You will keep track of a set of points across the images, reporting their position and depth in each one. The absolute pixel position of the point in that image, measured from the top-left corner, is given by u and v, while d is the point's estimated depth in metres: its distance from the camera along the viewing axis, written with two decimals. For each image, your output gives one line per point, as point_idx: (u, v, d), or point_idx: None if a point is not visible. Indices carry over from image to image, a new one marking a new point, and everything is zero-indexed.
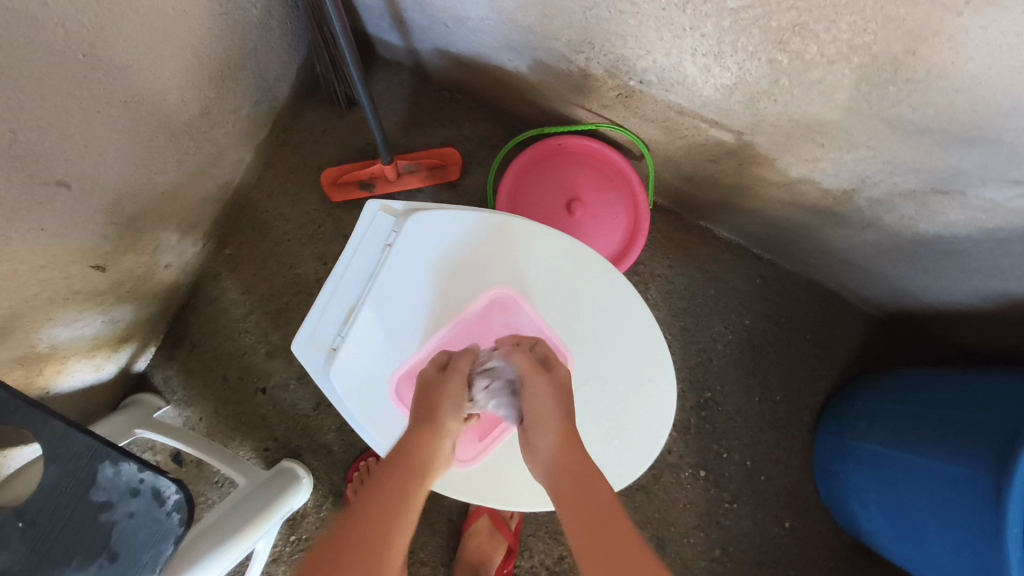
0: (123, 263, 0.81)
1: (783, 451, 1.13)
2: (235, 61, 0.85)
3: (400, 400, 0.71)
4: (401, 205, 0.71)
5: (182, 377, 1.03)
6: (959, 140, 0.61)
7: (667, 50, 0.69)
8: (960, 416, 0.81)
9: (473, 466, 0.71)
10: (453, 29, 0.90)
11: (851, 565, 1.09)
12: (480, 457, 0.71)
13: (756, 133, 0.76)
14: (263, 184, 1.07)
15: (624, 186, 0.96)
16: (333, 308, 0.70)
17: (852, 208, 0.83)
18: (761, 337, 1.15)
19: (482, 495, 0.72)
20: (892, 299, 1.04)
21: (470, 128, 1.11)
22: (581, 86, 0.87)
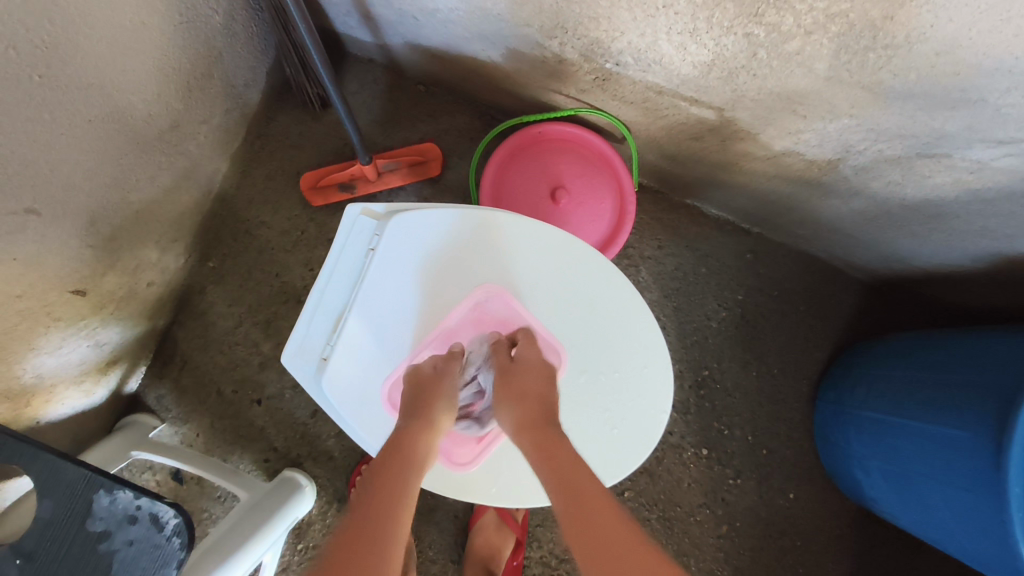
0: (104, 285, 0.79)
1: (783, 423, 1.13)
2: (201, 70, 0.83)
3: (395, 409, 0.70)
4: (382, 207, 0.70)
5: (175, 395, 1.01)
6: (941, 103, 0.60)
7: (641, 30, 0.68)
8: (955, 377, 0.81)
9: (473, 468, 0.71)
10: (422, 22, 0.88)
11: (856, 530, 1.10)
12: (477, 461, 0.71)
13: (737, 109, 0.75)
14: (243, 193, 1.05)
15: (607, 170, 0.95)
16: (321, 317, 0.68)
17: (838, 177, 0.82)
18: (754, 311, 1.14)
19: (485, 496, 0.71)
20: (882, 264, 1.03)
21: (447, 121, 1.09)
22: (557, 72, 0.86)
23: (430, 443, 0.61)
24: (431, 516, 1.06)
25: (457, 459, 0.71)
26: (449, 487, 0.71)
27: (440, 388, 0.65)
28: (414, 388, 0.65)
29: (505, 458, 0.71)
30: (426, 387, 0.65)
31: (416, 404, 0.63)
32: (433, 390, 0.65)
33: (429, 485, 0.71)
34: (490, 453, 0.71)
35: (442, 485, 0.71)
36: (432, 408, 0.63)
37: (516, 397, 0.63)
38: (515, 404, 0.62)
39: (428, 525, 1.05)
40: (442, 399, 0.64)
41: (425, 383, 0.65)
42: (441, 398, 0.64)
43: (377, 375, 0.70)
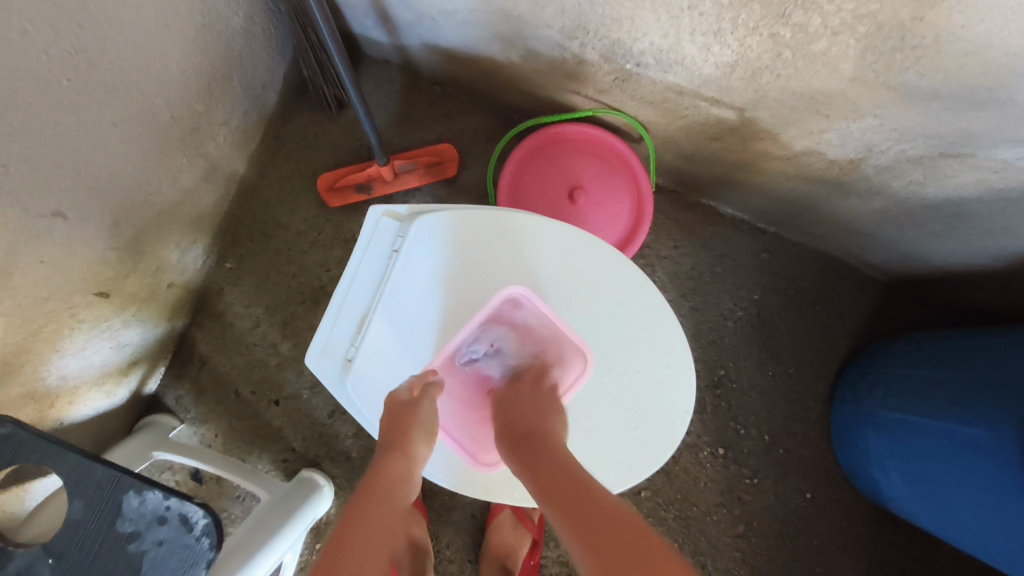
0: (126, 287, 0.80)
1: (800, 422, 1.13)
2: (222, 72, 0.83)
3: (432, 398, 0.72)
4: (404, 208, 0.70)
5: (193, 395, 1.02)
6: (967, 103, 0.60)
7: (664, 31, 0.68)
8: (975, 377, 0.81)
9: (496, 469, 0.71)
10: (441, 23, 0.88)
11: (872, 531, 1.10)
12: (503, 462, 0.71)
13: (758, 109, 0.75)
14: (260, 194, 1.05)
15: (624, 170, 0.95)
16: (345, 318, 0.69)
17: (860, 176, 0.82)
18: (770, 311, 1.14)
19: (508, 497, 0.71)
20: (900, 263, 1.03)
21: (463, 122, 1.09)
22: (576, 73, 0.86)
23: (409, 475, 0.62)
24: (449, 516, 1.06)
25: (482, 459, 0.71)
26: (475, 486, 0.71)
27: (416, 415, 0.64)
28: (391, 417, 0.65)
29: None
30: (404, 414, 0.64)
31: (395, 434, 0.63)
32: (410, 418, 0.64)
33: (454, 486, 0.72)
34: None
35: (466, 485, 0.71)
36: (409, 439, 0.63)
37: (507, 430, 0.65)
38: (508, 434, 0.65)
39: (445, 525, 1.06)
40: (419, 431, 0.64)
41: (401, 409, 0.65)
42: (418, 427, 0.64)
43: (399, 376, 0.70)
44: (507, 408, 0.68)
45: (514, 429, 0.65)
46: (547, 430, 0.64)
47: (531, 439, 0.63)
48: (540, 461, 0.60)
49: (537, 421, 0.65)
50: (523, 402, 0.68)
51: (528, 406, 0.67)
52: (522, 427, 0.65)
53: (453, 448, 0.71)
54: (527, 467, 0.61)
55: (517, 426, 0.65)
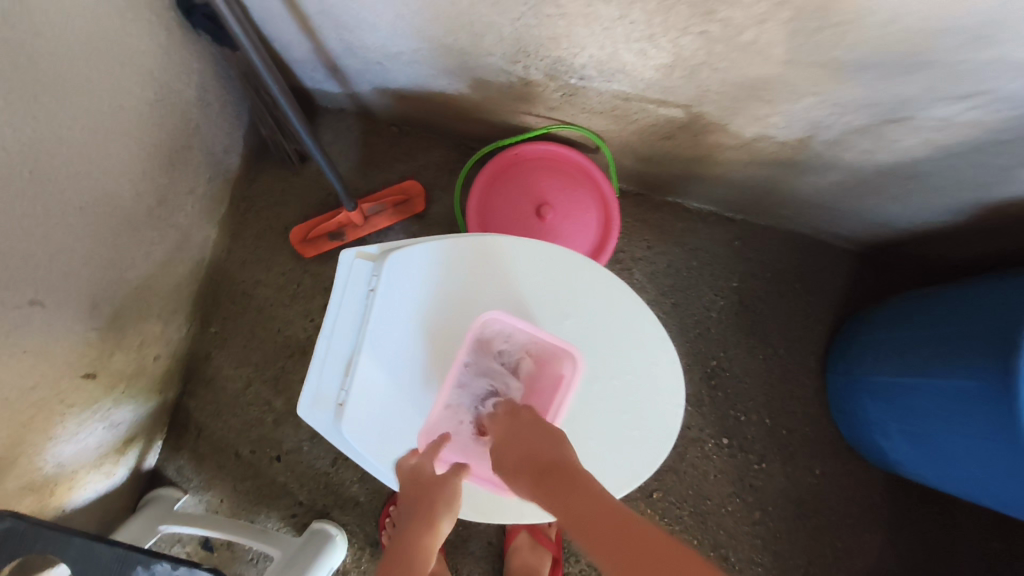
0: (112, 365, 0.80)
1: (797, 401, 1.14)
2: (182, 142, 0.85)
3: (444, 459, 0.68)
4: (376, 248, 0.71)
5: (194, 464, 1.01)
6: (897, 70, 0.62)
7: (600, 44, 0.70)
8: (957, 330, 0.83)
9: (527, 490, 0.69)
10: (389, 65, 0.91)
11: (886, 497, 1.11)
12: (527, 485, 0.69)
13: (703, 103, 0.78)
14: (235, 255, 1.06)
15: (587, 181, 0.98)
16: (332, 363, 0.70)
17: (811, 153, 0.84)
18: (751, 296, 1.16)
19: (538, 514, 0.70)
20: (868, 231, 1.06)
21: (425, 157, 1.11)
22: (525, 94, 0.88)
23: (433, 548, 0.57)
24: (466, 547, 1.05)
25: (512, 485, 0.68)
26: (492, 512, 0.70)
27: (440, 489, 0.61)
28: (416, 492, 0.62)
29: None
30: (430, 487, 0.61)
31: (415, 509, 0.60)
32: (431, 489, 0.61)
33: (480, 516, 0.70)
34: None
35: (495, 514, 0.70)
36: (432, 512, 0.59)
37: (519, 462, 0.58)
38: (520, 469, 0.58)
39: (464, 556, 1.05)
40: (440, 502, 0.60)
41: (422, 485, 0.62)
42: (439, 500, 0.60)
43: (395, 414, 0.70)
44: (515, 438, 0.61)
45: (528, 458, 0.58)
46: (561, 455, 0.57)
47: (548, 470, 0.55)
48: (556, 497, 0.53)
49: (552, 447, 0.58)
50: (530, 431, 0.61)
51: (543, 437, 0.60)
52: (532, 456, 0.58)
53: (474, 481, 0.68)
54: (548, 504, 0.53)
55: (530, 457, 0.58)
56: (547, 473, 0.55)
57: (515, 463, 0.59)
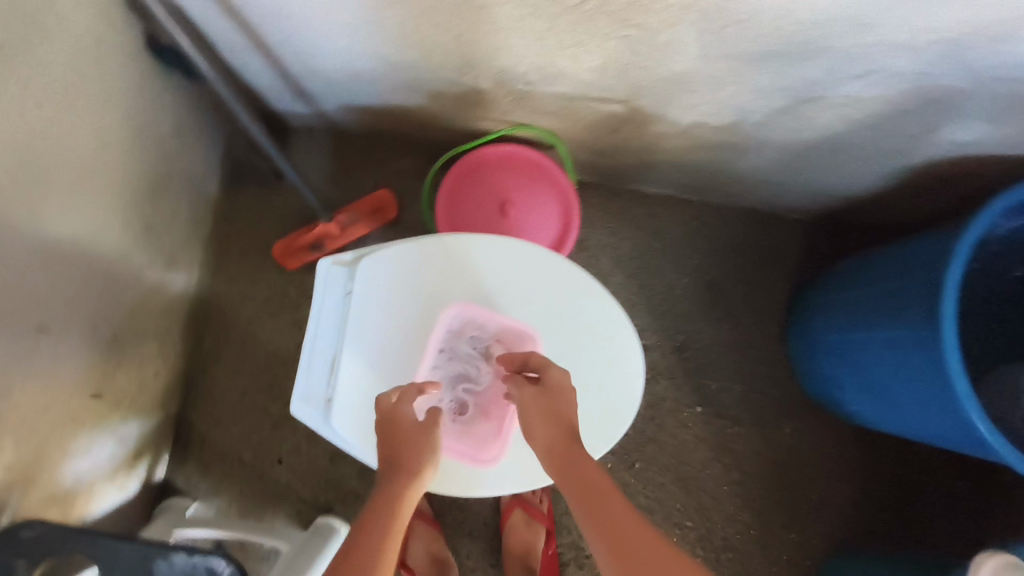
0: (117, 384, 0.86)
1: (763, 366, 1.21)
2: (162, 173, 0.91)
3: None
4: (349, 255, 0.78)
5: (201, 473, 1.07)
6: (799, 56, 0.69)
7: (536, 52, 0.77)
8: (893, 285, 0.90)
9: (503, 459, 0.76)
10: (349, 84, 0.97)
11: (852, 448, 1.18)
12: (501, 455, 0.76)
13: (638, 98, 0.85)
14: (222, 274, 1.12)
15: (546, 176, 1.05)
16: (318, 364, 0.76)
17: (744, 135, 0.91)
18: (712, 271, 1.23)
19: (521, 481, 0.76)
20: (812, 201, 1.13)
21: (393, 166, 1.18)
22: (478, 101, 0.95)
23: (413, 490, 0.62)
24: (464, 528, 1.12)
25: (487, 456, 0.76)
26: (476, 485, 0.75)
27: (423, 436, 0.64)
28: (395, 435, 0.64)
29: (523, 444, 0.76)
30: (410, 435, 0.64)
31: (398, 452, 0.63)
32: (412, 436, 0.64)
33: (465, 491, 0.76)
34: (510, 444, 0.76)
35: (482, 486, 0.75)
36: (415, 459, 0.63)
37: (538, 423, 0.66)
38: (539, 428, 0.66)
39: (463, 537, 1.12)
40: (421, 448, 0.63)
41: (403, 428, 0.64)
42: (420, 446, 0.63)
43: None
44: (543, 401, 0.66)
45: (551, 422, 0.65)
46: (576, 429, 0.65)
47: (569, 446, 0.63)
48: (567, 464, 0.62)
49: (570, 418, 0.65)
50: (555, 395, 0.67)
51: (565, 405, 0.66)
52: (553, 419, 0.65)
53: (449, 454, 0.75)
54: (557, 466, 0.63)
55: (551, 420, 0.65)
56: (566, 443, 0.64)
57: (534, 422, 0.66)
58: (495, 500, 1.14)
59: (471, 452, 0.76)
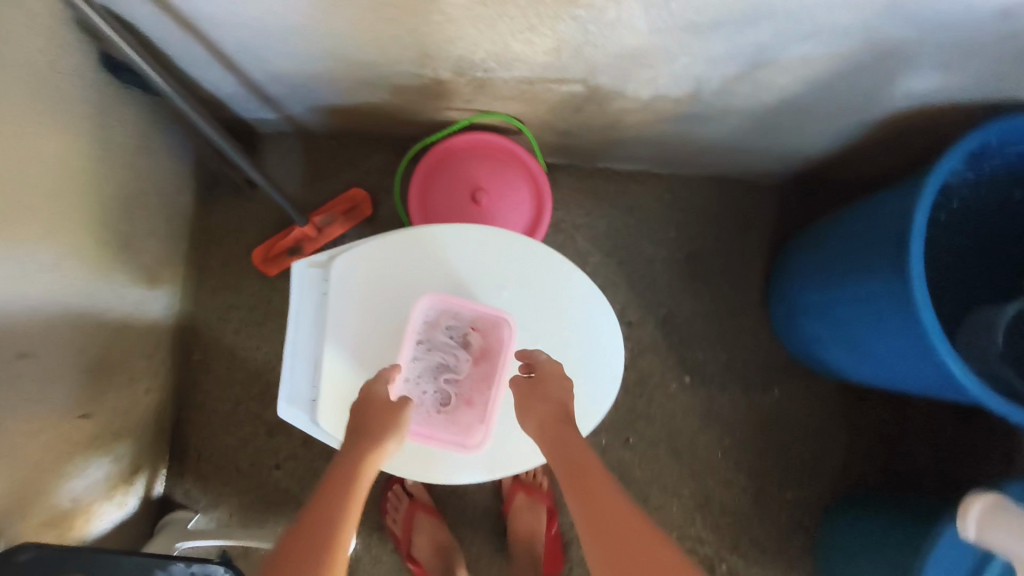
0: (108, 404, 0.88)
1: (747, 331, 1.23)
2: (134, 191, 0.91)
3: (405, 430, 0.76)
4: (323, 256, 0.79)
5: (200, 485, 1.09)
6: (748, 22, 0.70)
7: (491, 39, 0.78)
8: (863, 239, 0.91)
9: (487, 445, 0.77)
10: (312, 87, 0.97)
11: (841, 403, 1.20)
12: (486, 440, 0.77)
13: (597, 76, 0.85)
14: (204, 286, 1.13)
15: (516, 162, 1.05)
16: (301, 365, 0.78)
17: (705, 104, 0.92)
18: (690, 242, 1.24)
19: (508, 465, 0.77)
20: (781, 164, 1.14)
21: (365, 165, 1.18)
22: (441, 93, 0.95)
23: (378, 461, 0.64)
24: (465, 516, 1.14)
25: (472, 442, 0.77)
26: (467, 472, 0.77)
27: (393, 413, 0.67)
28: (366, 412, 0.67)
29: (510, 427, 0.77)
30: (380, 412, 0.67)
31: (366, 426, 0.66)
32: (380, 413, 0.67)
33: (457, 478, 0.77)
34: (494, 429, 0.77)
35: (471, 472, 0.77)
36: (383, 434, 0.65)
37: (529, 404, 0.67)
38: (530, 409, 0.67)
39: (465, 525, 1.13)
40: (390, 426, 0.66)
41: (374, 405, 0.68)
42: (388, 422, 0.66)
43: None
44: (534, 386, 0.68)
45: (541, 403, 0.67)
46: (565, 408, 0.66)
47: (561, 424, 0.65)
48: (557, 440, 0.63)
49: (560, 400, 0.67)
50: (546, 380, 0.69)
51: (554, 388, 0.68)
52: (543, 400, 0.67)
53: (434, 443, 0.76)
54: (548, 444, 0.64)
55: (540, 400, 0.67)
56: (556, 421, 0.65)
57: (525, 403, 0.68)
58: (495, 487, 1.16)
59: (456, 441, 0.77)
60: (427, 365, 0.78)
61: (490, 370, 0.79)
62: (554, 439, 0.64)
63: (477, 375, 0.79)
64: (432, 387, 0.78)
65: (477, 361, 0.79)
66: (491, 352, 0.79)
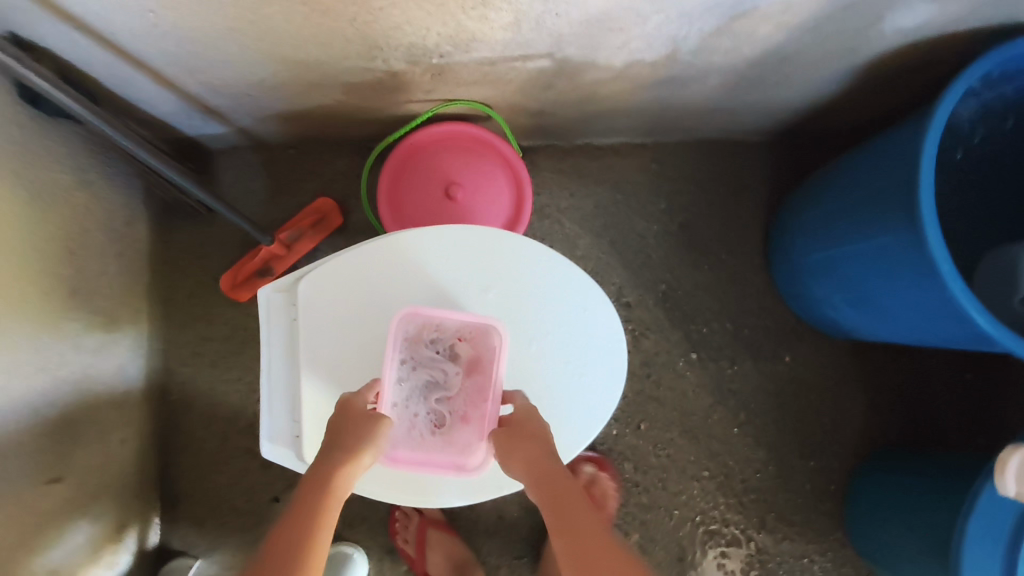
0: (77, 464, 0.83)
1: (751, 299, 1.17)
2: (78, 230, 0.84)
3: (397, 461, 0.68)
4: (288, 280, 0.72)
5: (196, 528, 1.03)
6: None
7: (442, 20, 0.70)
8: (867, 191, 0.85)
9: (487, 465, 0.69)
10: (257, 95, 0.90)
11: (857, 362, 1.15)
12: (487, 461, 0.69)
13: (563, 48, 0.78)
14: (173, 320, 1.06)
15: (488, 150, 0.98)
16: (280, 402, 0.71)
17: (683, 65, 0.85)
18: (681, 212, 1.18)
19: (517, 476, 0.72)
20: (769, 119, 1.07)
21: (330, 170, 1.11)
22: (397, 85, 0.88)
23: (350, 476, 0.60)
24: (479, 527, 1.08)
25: (472, 463, 0.68)
26: (476, 490, 0.73)
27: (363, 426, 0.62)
28: (339, 424, 0.63)
29: None
30: (351, 425, 0.62)
31: (337, 440, 0.62)
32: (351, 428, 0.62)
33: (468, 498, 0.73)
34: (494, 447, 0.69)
35: (480, 490, 0.73)
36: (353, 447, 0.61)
37: (509, 440, 0.63)
38: (511, 445, 0.62)
39: (481, 537, 1.08)
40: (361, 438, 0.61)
41: (348, 418, 0.63)
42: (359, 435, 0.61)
43: None
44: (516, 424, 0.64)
45: (524, 437, 0.63)
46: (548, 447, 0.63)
47: (548, 464, 0.61)
48: (543, 483, 0.59)
49: (543, 437, 0.64)
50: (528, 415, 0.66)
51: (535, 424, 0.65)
52: (527, 436, 0.63)
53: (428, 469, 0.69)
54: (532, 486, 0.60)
55: (524, 436, 0.63)
56: (540, 462, 0.61)
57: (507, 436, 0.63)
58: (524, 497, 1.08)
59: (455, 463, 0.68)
60: (415, 385, 0.67)
61: (486, 382, 0.68)
62: (540, 482, 0.60)
63: (471, 389, 0.68)
64: (422, 410, 0.67)
65: (469, 373, 0.68)
66: (482, 362, 0.69)
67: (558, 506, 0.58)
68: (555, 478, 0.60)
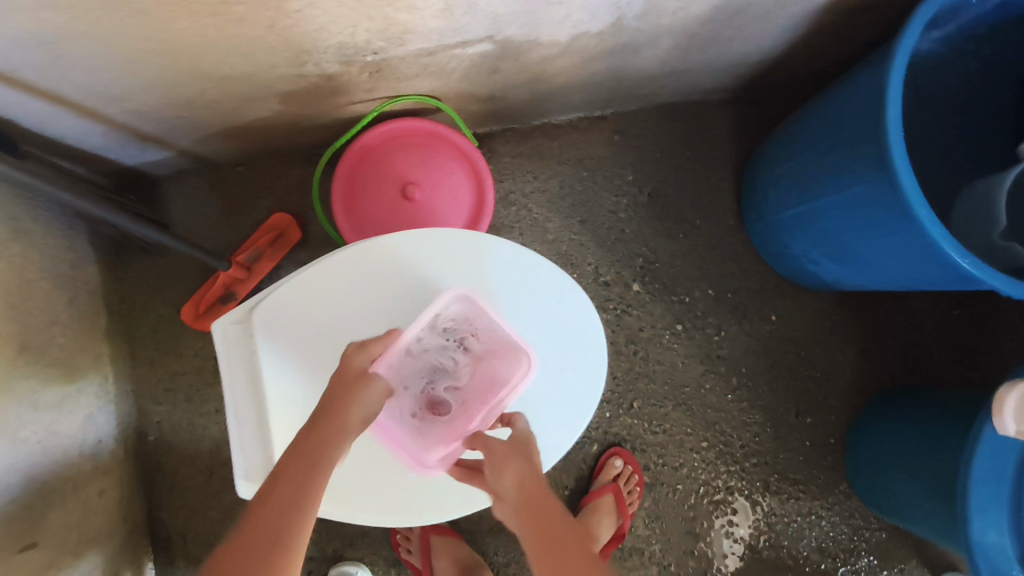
0: (52, 524, 0.80)
1: (731, 261, 1.14)
2: (18, 282, 0.80)
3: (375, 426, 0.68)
4: (242, 310, 0.69)
5: (193, 568, 1.00)
6: None
7: (368, 15, 0.66)
8: (834, 142, 0.82)
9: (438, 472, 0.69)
10: (189, 116, 0.85)
11: (843, 313, 1.13)
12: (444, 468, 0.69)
13: (502, 29, 0.74)
14: (139, 358, 1.02)
15: (441, 144, 0.94)
16: (250, 439, 0.68)
17: (631, 31, 0.81)
18: (650, 182, 1.15)
19: None
20: (728, 76, 1.04)
21: (283, 184, 1.07)
22: (336, 88, 0.84)
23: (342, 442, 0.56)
24: (482, 528, 1.06)
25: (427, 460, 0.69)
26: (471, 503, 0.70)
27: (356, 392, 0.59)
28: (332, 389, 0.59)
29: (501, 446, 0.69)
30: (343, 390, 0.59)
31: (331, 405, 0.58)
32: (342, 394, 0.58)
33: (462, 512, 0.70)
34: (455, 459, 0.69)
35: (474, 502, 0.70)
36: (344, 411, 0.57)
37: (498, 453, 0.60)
38: (498, 460, 0.60)
39: (485, 538, 1.06)
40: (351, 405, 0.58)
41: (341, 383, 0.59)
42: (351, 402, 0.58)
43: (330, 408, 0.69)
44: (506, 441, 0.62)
45: (512, 455, 0.60)
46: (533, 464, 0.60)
47: (533, 480, 0.58)
48: (528, 495, 0.57)
49: (528, 455, 0.61)
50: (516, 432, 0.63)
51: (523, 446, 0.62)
52: (514, 453, 0.60)
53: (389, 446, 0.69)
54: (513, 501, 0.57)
55: (510, 453, 0.60)
56: (526, 478, 0.58)
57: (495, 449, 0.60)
58: None
59: (417, 449, 0.68)
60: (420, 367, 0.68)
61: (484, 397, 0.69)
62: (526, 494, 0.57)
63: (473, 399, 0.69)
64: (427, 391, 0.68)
65: (486, 381, 0.70)
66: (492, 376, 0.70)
67: (542, 516, 0.55)
68: (539, 492, 0.57)
